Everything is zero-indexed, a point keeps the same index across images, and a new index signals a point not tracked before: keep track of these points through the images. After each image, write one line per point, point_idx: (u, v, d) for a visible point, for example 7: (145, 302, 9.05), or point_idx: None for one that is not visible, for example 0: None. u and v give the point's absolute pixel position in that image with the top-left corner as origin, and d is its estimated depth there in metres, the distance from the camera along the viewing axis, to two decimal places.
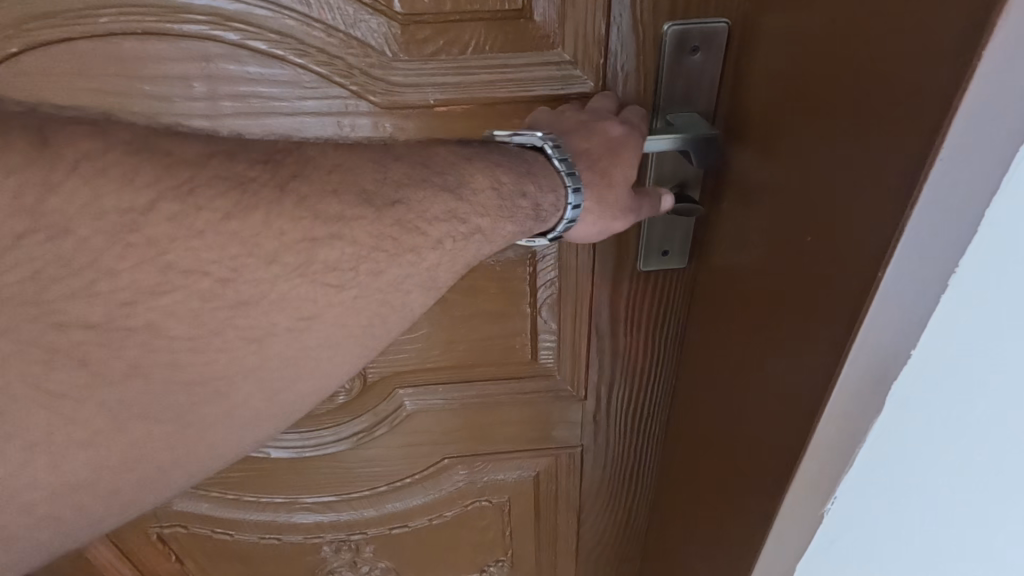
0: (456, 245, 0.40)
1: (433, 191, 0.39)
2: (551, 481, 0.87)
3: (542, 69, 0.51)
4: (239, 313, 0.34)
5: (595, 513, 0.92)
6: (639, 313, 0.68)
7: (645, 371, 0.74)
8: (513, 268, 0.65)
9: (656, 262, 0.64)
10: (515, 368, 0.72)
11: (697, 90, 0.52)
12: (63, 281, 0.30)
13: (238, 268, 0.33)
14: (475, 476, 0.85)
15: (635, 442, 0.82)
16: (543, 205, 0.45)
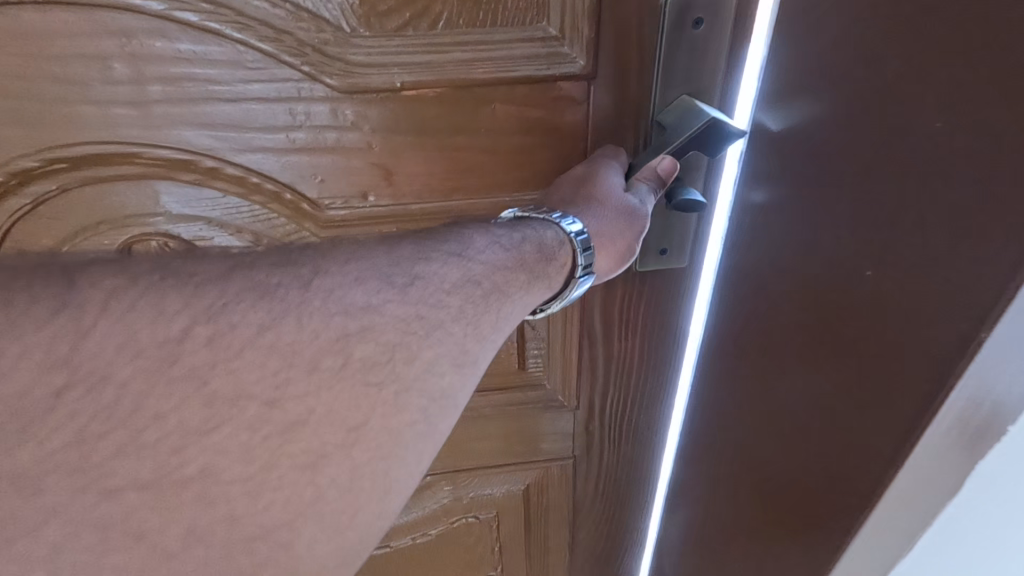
0: (471, 312, 0.35)
1: (444, 260, 0.36)
2: (540, 492, 0.82)
3: (518, 46, 0.46)
4: (292, 438, 0.28)
5: (584, 526, 0.86)
6: (631, 308, 0.62)
7: (637, 377, 0.68)
8: None
9: (652, 260, 0.58)
10: (501, 376, 0.67)
11: (693, 74, 0.48)
12: (95, 449, 0.24)
13: (284, 385, 0.28)
14: (459, 491, 0.80)
15: (625, 453, 0.76)
16: (547, 245, 0.44)
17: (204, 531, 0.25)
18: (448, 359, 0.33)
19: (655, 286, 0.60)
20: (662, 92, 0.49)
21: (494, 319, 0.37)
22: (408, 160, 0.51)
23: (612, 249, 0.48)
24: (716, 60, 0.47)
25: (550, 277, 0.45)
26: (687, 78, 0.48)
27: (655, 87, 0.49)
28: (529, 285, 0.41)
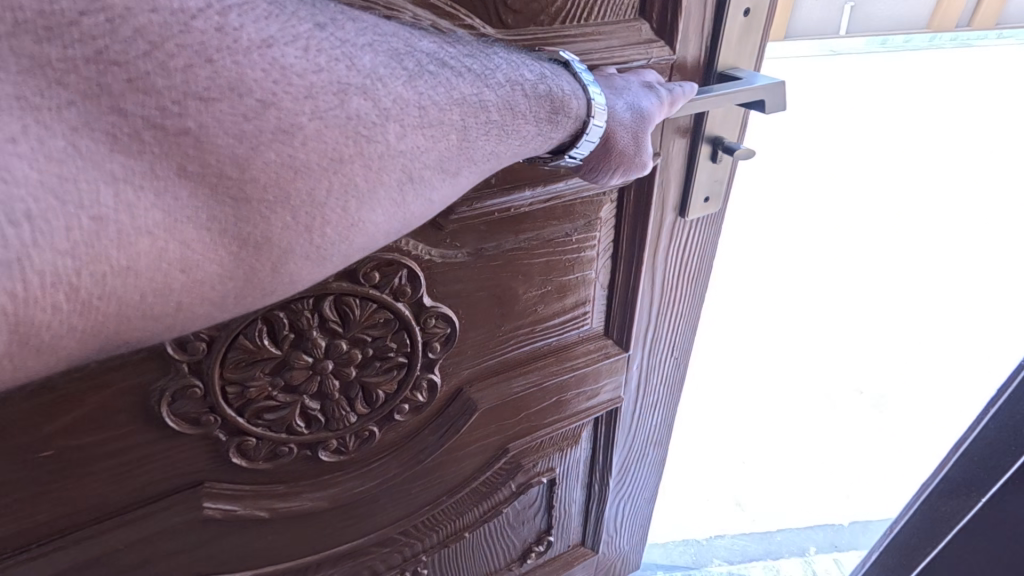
0: (469, 128, 0.42)
1: (455, 75, 0.41)
2: (584, 448, 0.92)
3: (627, 32, 0.53)
4: (280, 139, 0.33)
5: (622, 474, 1.00)
6: (666, 249, 0.71)
7: (676, 319, 0.81)
8: (592, 203, 0.63)
9: (696, 207, 0.69)
10: (574, 339, 0.75)
11: (741, 49, 0.59)
12: (108, 74, 0.28)
13: (280, 92, 0.33)
14: (526, 467, 0.86)
15: (653, 392, 0.91)
16: (563, 110, 0.47)
17: (195, 173, 0.31)
18: (439, 166, 0.41)
19: (688, 229, 0.71)
20: (720, 65, 0.59)
21: (487, 150, 0.44)
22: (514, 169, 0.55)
23: (622, 154, 0.53)
24: (759, 41, 0.59)
25: (558, 130, 0.48)
26: (738, 54, 0.59)
27: (716, 64, 0.59)
28: (531, 137, 0.46)
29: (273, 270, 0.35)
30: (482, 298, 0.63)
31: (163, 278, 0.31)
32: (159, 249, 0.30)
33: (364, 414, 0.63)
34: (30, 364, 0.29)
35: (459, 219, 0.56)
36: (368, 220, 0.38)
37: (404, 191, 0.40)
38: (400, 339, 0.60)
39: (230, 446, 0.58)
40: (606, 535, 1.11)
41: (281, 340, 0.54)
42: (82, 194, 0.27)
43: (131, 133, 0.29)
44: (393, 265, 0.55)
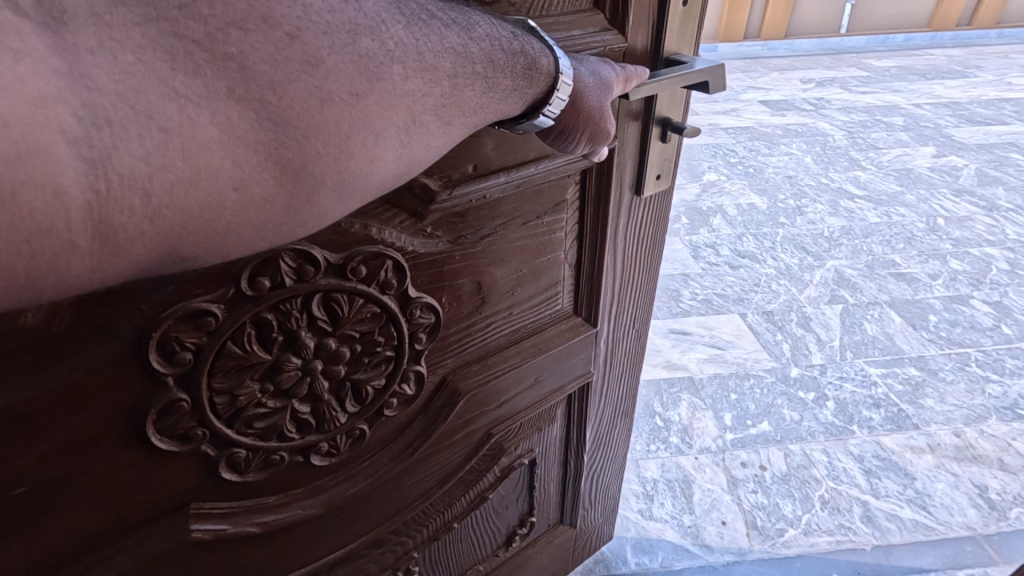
0: (461, 78, 0.42)
1: (448, 26, 0.41)
2: (559, 429, 0.84)
3: (587, 22, 0.53)
4: (308, 71, 0.35)
5: (596, 452, 0.90)
6: (622, 228, 0.70)
7: (636, 296, 0.79)
8: (564, 183, 0.62)
9: (651, 185, 0.68)
10: (546, 317, 0.71)
11: (684, 36, 0.60)
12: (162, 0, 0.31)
13: (304, 26, 0.35)
14: (513, 451, 0.78)
15: (619, 367, 0.85)
16: (535, 69, 0.46)
17: (242, 95, 0.33)
18: (438, 111, 0.41)
19: (642, 208, 0.71)
20: (667, 52, 0.59)
21: (476, 100, 0.44)
22: (483, 154, 0.53)
23: (590, 116, 0.51)
24: (695, 32, 0.61)
25: (531, 92, 0.47)
26: (680, 42, 0.60)
27: (663, 52, 0.59)
28: (511, 92, 0.45)
29: (309, 203, 0.37)
30: (464, 288, 0.59)
31: (219, 196, 0.34)
32: (216, 166, 0.33)
33: (353, 414, 0.57)
34: (107, 267, 0.32)
35: (439, 208, 0.53)
36: (384, 159, 0.39)
37: (412, 133, 0.40)
38: (389, 332, 0.55)
39: (220, 460, 0.51)
40: (584, 509, 0.95)
41: (268, 341, 0.49)
42: (152, 107, 0.31)
43: (187, 54, 0.32)
44: (379, 258, 0.51)
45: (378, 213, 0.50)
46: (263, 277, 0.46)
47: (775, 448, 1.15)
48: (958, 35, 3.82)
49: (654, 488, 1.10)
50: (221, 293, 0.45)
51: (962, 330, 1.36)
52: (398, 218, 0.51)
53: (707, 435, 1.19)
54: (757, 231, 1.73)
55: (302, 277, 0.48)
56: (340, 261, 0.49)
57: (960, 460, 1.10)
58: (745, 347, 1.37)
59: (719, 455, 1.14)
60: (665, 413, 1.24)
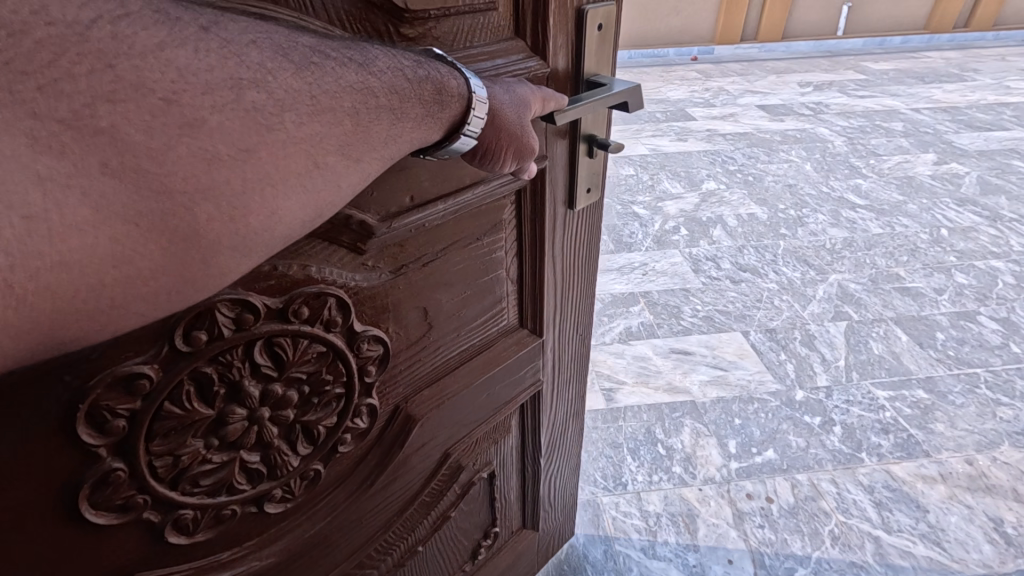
0: (360, 116, 0.36)
1: (341, 63, 0.35)
2: (513, 438, 0.79)
3: (509, 49, 0.50)
4: (190, 134, 0.29)
5: (551, 450, 0.84)
6: (557, 241, 0.67)
7: (578, 298, 0.76)
8: (499, 207, 0.58)
9: (582, 199, 0.66)
10: (495, 331, 0.66)
11: (602, 58, 0.58)
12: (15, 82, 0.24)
13: (179, 88, 0.29)
14: (472, 468, 0.73)
15: (566, 370, 0.81)
16: (449, 94, 0.40)
17: (117, 168, 0.27)
18: (344, 152, 0.36)
19: (577, 220, 0.68)
20: (587, 74, 0.57)
21: (383, 133, 0.38)
22: (417, 182, 0.48)
23: (512, 137, 0.46)
24: (612, 52, 0.59)
25: (445, 117, 0.41)
26: (598, 64, 0.58)
27: (583, 74, 0.57)
28: (420, 122, 0.40)
29: (200, 277, 0.32)
30: (411, 318, 0.54)
31: (99, 274, 0.28)
32: (88, 247, 0.27)
33: (307, 455, 0.51)
34: None
35: (378, 240, 0.47)
36: (288, 210, 0.34)
37: (318, 179, 0.35)
38: (337, 369, 0.49)
39: (165, 526, 0.44)
40: (545, 508, 0.89)
41: (210, 395, 0.42)
42: (8, 195, 0.24)
43: (48, 136, 0.25)
44: (321, 297, 0.45)
45: (314, 252, 0.44)
46: (199, 329, 0.39)
47: (782, 477, 1.03)
48: (953, 37, 3.76)
49: (656, 524, 0.97)
50: (152, 351, 0.38)
51: (970, 349, 1.25)
52: (335, 252, 0.45)
53: (711, 465, 1.06)
54: (758, 244, 1.57)
55: (242, 325, 0.41)
56: (280, 305, 0.43)
57: (973, 491, 0.99)
58: (749, 368, 1.23)
59: (722, 487, 1.02)
60: (667, 441, 1.10)
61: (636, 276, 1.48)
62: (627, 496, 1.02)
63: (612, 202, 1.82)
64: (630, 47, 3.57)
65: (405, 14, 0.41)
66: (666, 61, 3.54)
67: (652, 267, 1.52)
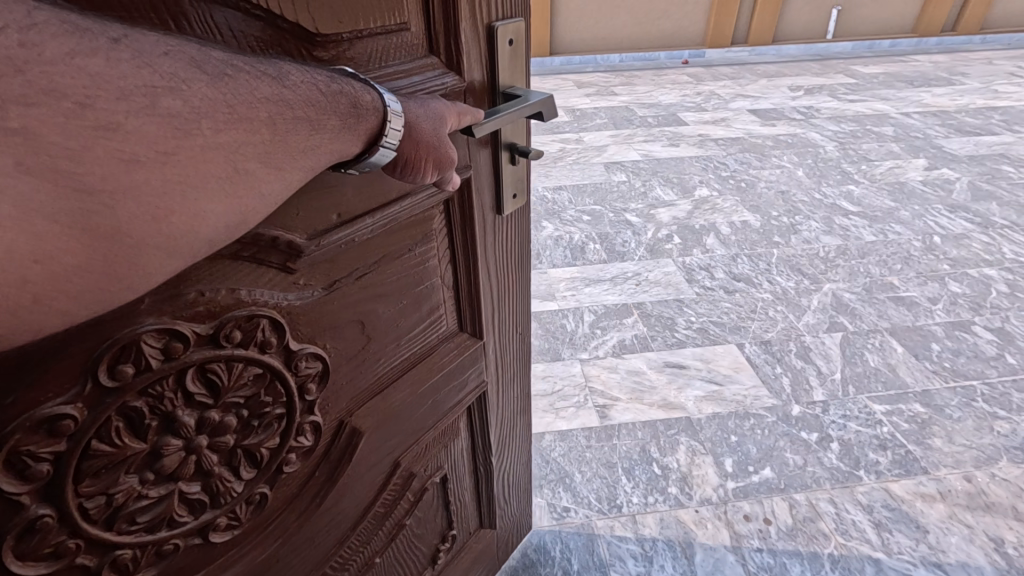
0: (286, 126, 0.33)
1: (257, 77, 0.32)
2: (463, 439, 0.76)
3: (425, 67, 0.47)
4: (107, 137, 0.26)
5: (501, 446, 0.81)
6: (489, 246, 0.65)
7: (517, 296, 0.74)
8: (428, 217, 0.56)
9: (509, 205, 0.64)
10: (435, 337, 0.63)
11: (516, 72, 0.57)
12: None
13: (93, 91, 0.26)
14: (423, 475, 0.70)
15: (510, 366, 0.78)
16: (363, 113, 0.38)
17: (35, 167, 0.24)
18: (268, 158, 0.33)
19: (506, 224, 0.67)
20: (503, 88, 0.56)
21: (304, 141, 0.35)
22: (342, 198, 0.46)
23: (429, 152, 0.44)
24: (524, 64, 0.58)
25: (359, 136, 0.38)
26: (513, 77, 0.57)
27: (498, 88, 0.56)
28: (337, 135, 0.37)
29: (117, 283, 0.29)
30: (346, 331, 0.51)
31: (19, 278, 0.25)
32: (4, 243, 0.24)
33: (251, 479, 0.49)
34: None
35: (306, 260, 0.44)
36: (210, 214, 0.31)
37: (240, 180, 0.32)
38: (276, 390, 0.47)
39: (102, 568, 0.41)
40: (501, 506, 0.84)
41: (143, 430, 0.39)
42: None
43: None
44: (253, 319, 0.42)
45: (239, 276, 0.41)
46: (125, 362, 0.36)
47: (779, 497, 0.91)
48: (942, 40, 3.78)
49: (653, 549, 0.86)
50: (74, 390, 0.34)
51: (966, 360, 1.15)
52: (262, 274, 0.42)
53: (707, 485, 0.94)
54: (750, 252, 1.53)
55: (171, 355, 0.38)
56: (210, 332, 0.40)
57: (972, 509, 0.88)
58: (745, 383, 1.12)
59: (720, 508, 0.90)
60: (663, 459, 0.98)
61: (629, 287, 1.42)
62: (622, 519, 0.90)
63: (604, 209, 1.80)
64: (621, 52, 3.57)
65: (318, 39, 0.38)
66: (659, 65, 3.54)
67: (645, 277, 1.46)
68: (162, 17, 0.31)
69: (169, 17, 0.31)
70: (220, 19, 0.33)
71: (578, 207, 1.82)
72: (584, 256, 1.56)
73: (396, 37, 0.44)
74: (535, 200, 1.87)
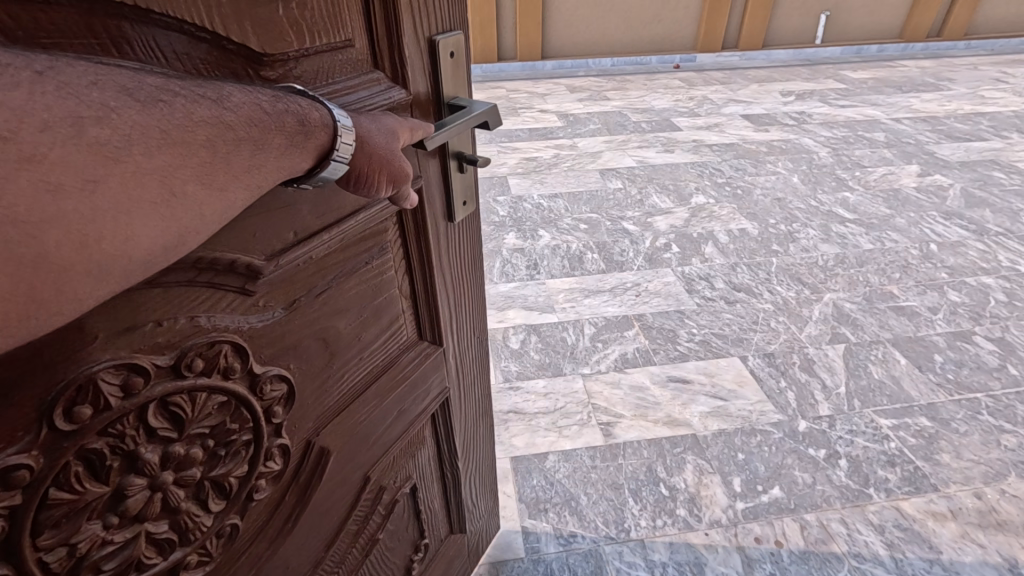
0: (234, 148, 0.30)
1: (197, 99, 0.29)
2: (430, 447, 0.73)
3: (371, 82, 0.44)
4: (27, 170, 0.23)
5: (467, 451, 0.79)
6: (443, 254, 0.62)
7: (473, 300, 0.71)
8: (383, 229, 0.52)
9: (460, 213, 0.62)
10: (397, 347, 0.60)
11: (459, 83, 0.54)
12: None
13: (14, 123, 0.23)
14: (391, 488, 0.67)
15: (471, 370, 0.75)
16: (313, 128, 0.34)
17: None
18: (215, 181, 0.30)
19: (459, 231, 0.64)
20: (449, 99, 0.53)
21: (252, 159, 0.32)
22: (300, 218, 0.42)
23: (382, 166, 0.41)
24: (466, 75, 0.55)
25: (308, 150, 0.35)
26: (457, 88, 0.54)
27: (443, 100, 0.53)
28: (285, 154, 0.33)
29: (44, 320, 0.25)
30: (310, 350, 0.48)
31: None
32: None
33: (220, 510, 0.45)
34: None
35: (266, 282, 0.41)
36: (152, 239, 0.28)
37: (177, 205, 0.29)
38: (243, 417, 0.43)
39: None
40: (469, 509, 0.82)
41: (104, 472, 0.36)
42: None
43: None
44: (215, 345, 0.39)
45: (199, 301, 0.37)
46: (81, 405, 0.32)
47: (790, 518, 0.89)
48: (928, 45, 3.84)
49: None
50: (27, 438, 0.31)
51: (969, 372, 1.14)
52: (221, 298, 0.39)
53: (716, 506, 0.92)
54: (749, 261, 1.52)
55: (131, 392, 0.35)
56: (171, 362, 0.37)
57: (985, 528, 0.87)
58: (750, 398, 1.10)
59: (730, 531, 0.88)
60: (670, 479, 0.96)
61: (629, 298, 1.40)
62: (631, 544, 0.88)
63: (601, 217, 1.78)
64: (612, 56, 3.56)
65: (266, 58, 0.35)
66: (651, 69, 3.55)
67: (645, 287, 1.44)
68: (100, 40, 0.28)
69: (108, 40, 0.28)
70: (164, 44, 0.31)
71: (575, 215, 1.80)
72: (583, 265, 1.54)
73: (341, 53, 0.41)
74: (531, 209, 1.85)
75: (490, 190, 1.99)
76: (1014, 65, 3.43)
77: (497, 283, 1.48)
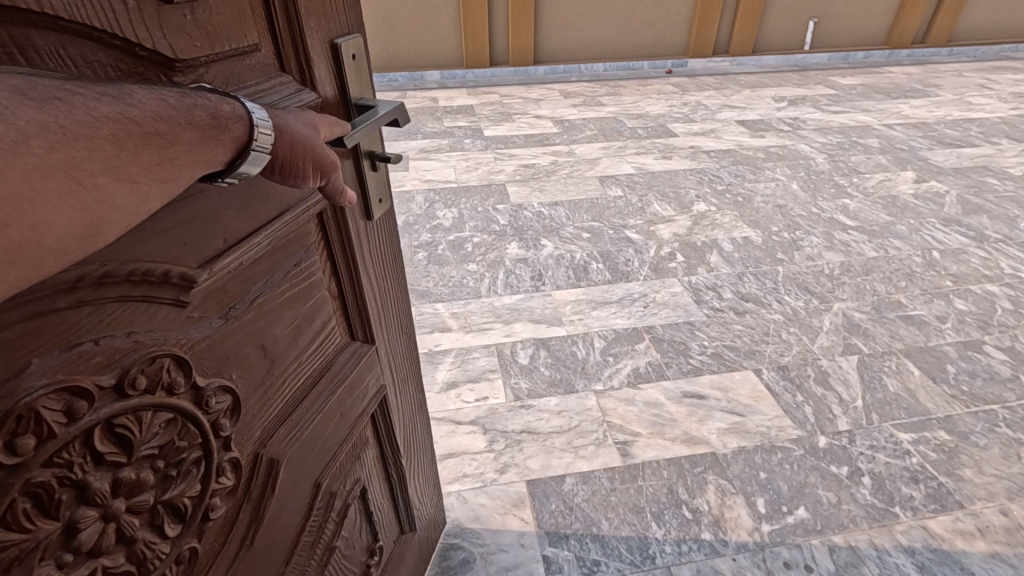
0: (149, 145, 0.27)
1: (98, 97, 0.26)
2: (372, 447, 0.69)
3: (283, 85, 0.42)
4: None
5: (408, 448, 0.76)
6: (365, 254, 0.58)
7: (398, 296, 0.68)
8: (305, 231, 0.49)
9: (377, 211, 0.58)
10: (333, 349, 0.56)
11: (363, 83, 0.52)
12: None
13: None
14: (341, 494, 0.63)
15: (403, 366, 0.72)
16: (224, 121, 0.31)
17: None
18: (132, 177, 0.27)
19: (376, 229, 0.60)
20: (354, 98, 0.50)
21: (168, 156, 0.28)
22: (223, 221, 0.38)
23: (307, 155, 0.38)
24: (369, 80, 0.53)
25: (225, 144, 0.32)
26: (362, 88, 0.52)
27: (348, 100, 0.50)
28: (196, 158, 0.30)
29: None
30: (250, 357, 0.44)
31: None
32: None
33: (178, 535, 0.40)
34: None
35: (201, 289, 0.37)
36: (59, 237, 0.24)
37: (89, 197, 0.25)
38: (192, 434, 0.39)
39: None
40: (416, 507, 0.81)
41: (51, 507, 0.31)
42: None
43: None
44: (156, 361, 0.35)
45: (135, 315, 0.33)
46: (24, 435, 0.28)
47: (818, 540, 0.87)
48: (913, 52, 3.91)
49: None
50: None
51: (983, 383, 1.14)
52: (157, 311, 0.35)
53: (741, 528, 0.90)
54: (756, 271, 1.51)
55: (76, 417, 0.31)
56: (115, 381, 0.32)
57: (1013, 546, 0.86)
58: (767, 413, 1.08)
59: (760, 556, 0.86)
60: (692, 501, 0.94)
61: (637, 310, 1.37)
62: (657, 572, 0.85)
63: (604, 226, 1.75)
64: (604, 61, 3.56)
65: (178, 64, 0.33)
66: (644, 74, 3.55)
67: (652, 298, 1.41)
68: (8, 51, 0.25)
69: (17, 51, 0.25)
70: (75, 53, 0.28)
71: (577, 223, 1.77)
72: (587, 276, 1.51)
73: (249, 57, 0.39)
74: (531, 217, 1.81)
75: (490, 198, 1.95)
76: (997, 72, 3.51)
77: (501, 295, 1.44)
